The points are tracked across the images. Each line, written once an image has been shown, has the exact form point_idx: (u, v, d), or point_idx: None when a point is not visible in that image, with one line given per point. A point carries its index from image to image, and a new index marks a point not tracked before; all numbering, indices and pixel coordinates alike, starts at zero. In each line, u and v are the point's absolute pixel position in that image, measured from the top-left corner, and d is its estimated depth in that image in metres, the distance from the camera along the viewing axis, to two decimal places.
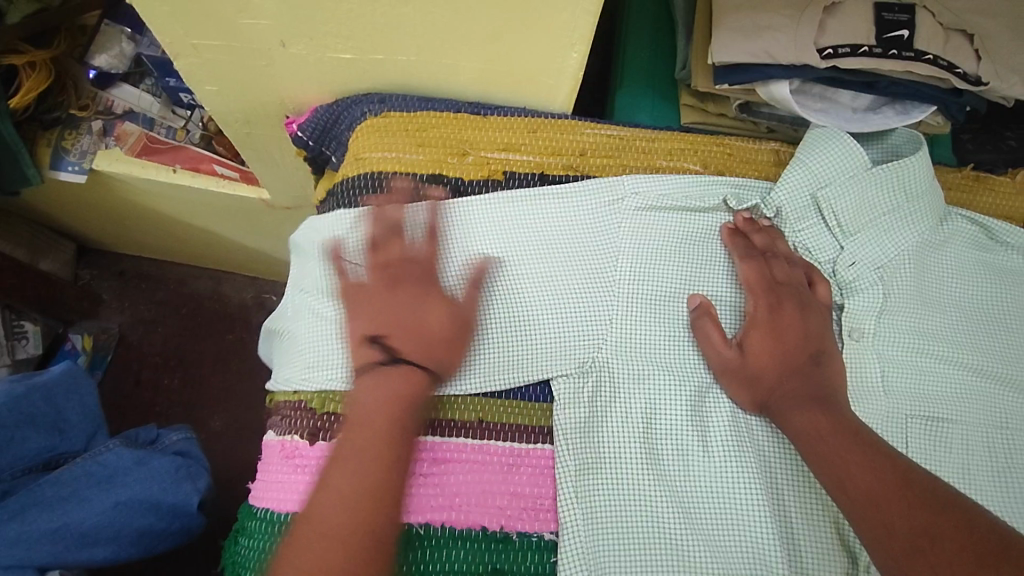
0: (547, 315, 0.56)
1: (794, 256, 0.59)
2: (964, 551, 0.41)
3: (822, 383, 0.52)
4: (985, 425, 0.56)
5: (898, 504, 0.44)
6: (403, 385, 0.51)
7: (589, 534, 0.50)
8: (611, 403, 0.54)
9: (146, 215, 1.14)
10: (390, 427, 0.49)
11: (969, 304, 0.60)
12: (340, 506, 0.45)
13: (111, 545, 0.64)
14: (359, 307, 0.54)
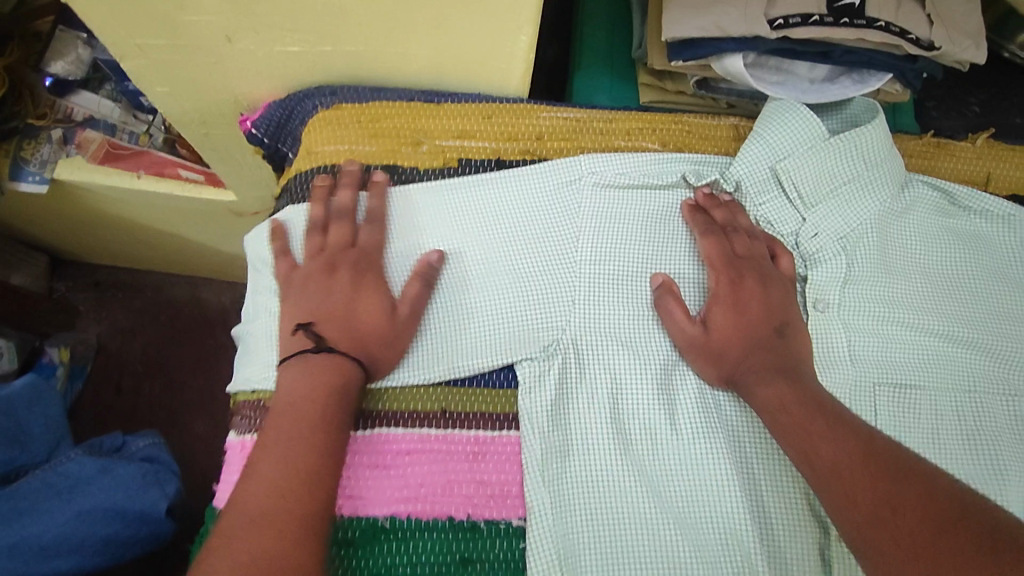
0: (512, 298, 0.56)
1: (755, 230, 0.58)
2: (931, 518, 0.41)
3: (788, 356, 0.52)
4: (954, 389, 0.55)
5: (865, 475, 0.44)
6: (327, 378, 0.50)
7: (558, 519, 0.50)
8: (577, 385, 0.54)
9: (115, 223, 1.12)
10: (317, 410, 0.48)
11: (937, 272, 0.59)
12: (269, 484, 0.45)
13: (74, 556, 0.62)
14: (300, 294, 0.54)
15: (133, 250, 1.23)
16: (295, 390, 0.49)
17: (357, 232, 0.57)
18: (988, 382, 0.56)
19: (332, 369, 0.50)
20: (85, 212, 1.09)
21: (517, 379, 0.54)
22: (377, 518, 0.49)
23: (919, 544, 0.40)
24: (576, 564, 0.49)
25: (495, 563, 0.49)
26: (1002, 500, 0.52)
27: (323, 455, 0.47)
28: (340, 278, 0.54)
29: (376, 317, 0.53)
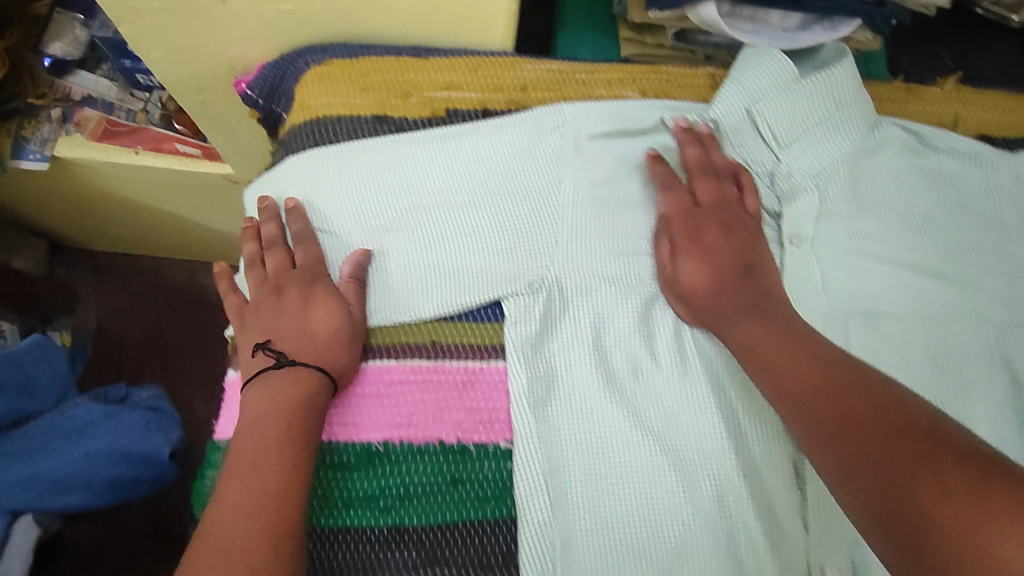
0: (497, 238, 0.58)
1: (721, 167, 0.60)
2: (886, 421, 0.42)
3: (761, 291, 0.55)
4: (923, 319, 0.58)
5: (827, 398, 0.46)
6: (279, 390, 0.51)
7: (544, 443, 0.52)
8: (562, 317, 0.56)
9: (116, 204, 1.15)
10: (277, 426, 0.49)
11: (909, 209, 0.61)
12: (239, 493, 0.46)
13: (83, 492, 0.66)
14: (256, 322, 0.56)
15: (131, 232, 1.25)
16: (259, 406, 0.50)
17: (300, 250, 0.58)
18: (954, 314, 0.58)
19: (294, 381, 0.51)
20: (84, 192, 1.11)
21: (502, 312, 0.56)
22: (370, 442, 0.52)
23: (876, 447, 0.42)
24: (560, 484, 0.51)
25: (483, 483, 0.52)
26: (965, 422, 0.55)
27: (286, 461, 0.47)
28: (287, 294, 0.56)
29: (322, 328, 0.54)
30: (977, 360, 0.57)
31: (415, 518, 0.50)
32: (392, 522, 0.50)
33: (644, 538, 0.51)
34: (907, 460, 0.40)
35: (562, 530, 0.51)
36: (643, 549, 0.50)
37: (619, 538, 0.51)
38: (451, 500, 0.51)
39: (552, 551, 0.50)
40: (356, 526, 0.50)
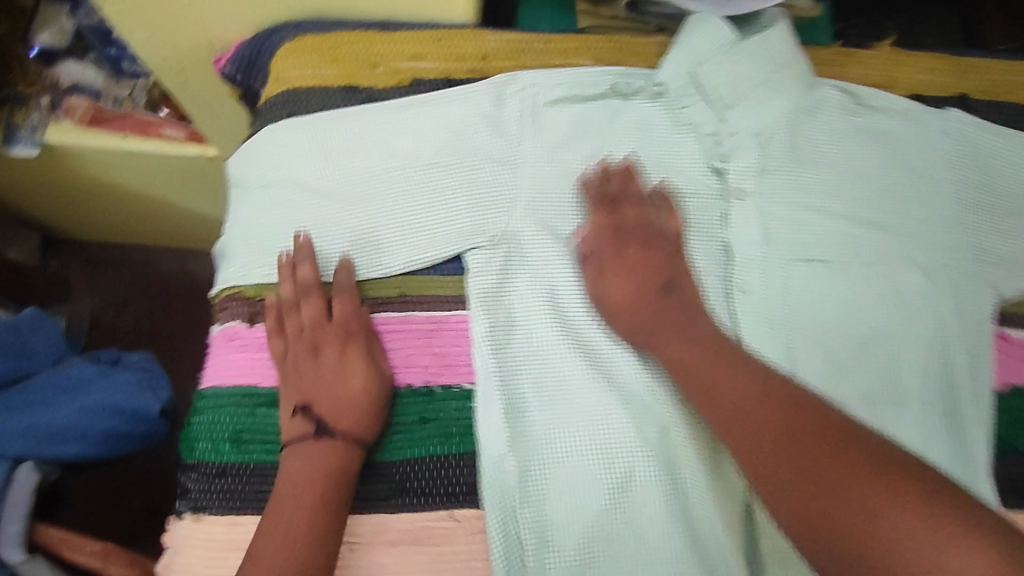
0: (459, 197, 0.61)
1: (643, 194, 0.62)
2: (825, 439, 0.47)
3: (684, 305, 0.58)
4: (858, 264, 0.62)
5: (765, 409, 0.50)
6: (319, 460, 0.53)
7: (503, 380, 0.56)
8: (520, 268, 0.60)
9: (106, 192, 1.17)
10: (310, 496, 0.51)
11: (846, 163, 0.65)
12: (277, 541, 0.49)
13: (79, 444, 0.69)
14: (291, 378, 0.56)
15: (121, 219, 1.28)
16: (298, 463, 0.53)
17: (334, 305, 0.58)
18: (890, 262, 0.62)
19: (334, 449, 0.53)
20: (73, 181, 1.13)
21: (466, 266, 0.60)
22: None
23: (817, 470, 0.46)
24: (518, 423, 0.56)
25: (449, 421, 0.56)
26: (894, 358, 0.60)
27: (322, 517, 0.51)
28: (326, 358, 0.56)
29: (359, 397, 0.55)
30: (911, 305, 0.61)
31: (385, 453, 0.55)
32: (365, 457, 0.55)
33: (596, 470, 0.55)
34: (846, 489, 0.44)
35: (521, 464, 0.54)
36: (596, 480, 0.55)
37: (572, 471, 0.55)
38: (420, 436, 0.56)
39: (512, 483, 0.54)
40: None
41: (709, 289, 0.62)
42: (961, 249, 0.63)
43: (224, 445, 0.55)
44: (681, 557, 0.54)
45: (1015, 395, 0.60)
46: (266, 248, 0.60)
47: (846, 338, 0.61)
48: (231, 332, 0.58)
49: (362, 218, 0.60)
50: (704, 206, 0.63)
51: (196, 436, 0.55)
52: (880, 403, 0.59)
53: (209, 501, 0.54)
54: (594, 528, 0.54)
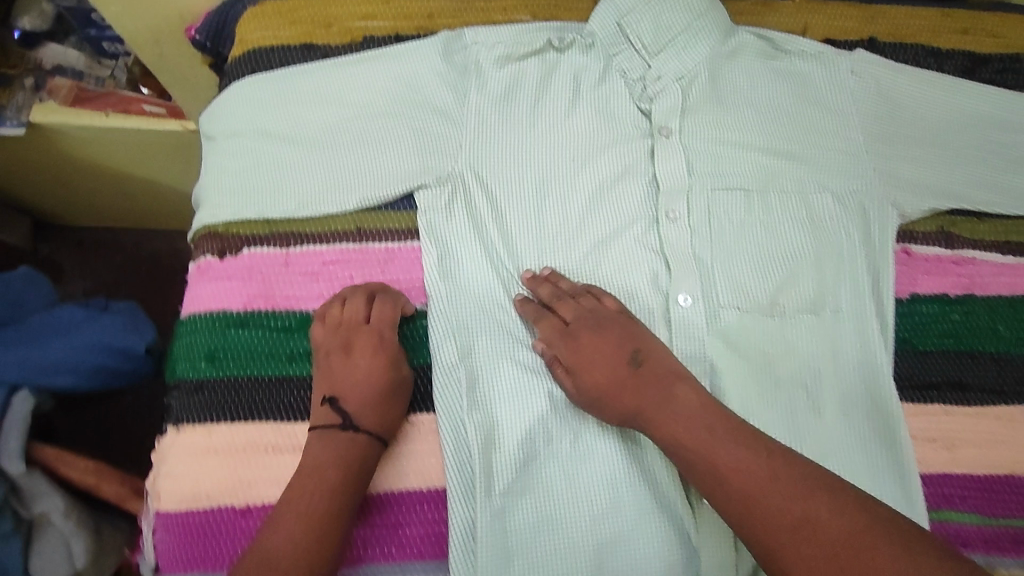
0: (408, 143, 0.66)
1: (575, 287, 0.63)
2: (843, 525, 0.47)
3: (659, 377, 0.57)
4: (780, 192, 0.68)
5: (773, 493, 0.49)
6: (355, 442, 0.55)
7: (451, 305, 0.62)
8: (468, 205, 0.65)
9: (87, 174, 1.20)
10: (344, 469, 0.54)
11: (764, 104, 0.71)
12: (301, 510, 0.51)
13: (70, 376, 0.69)
14: (324, 369, 0.58)
15: (100, 202, 1.31)
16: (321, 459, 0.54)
17: (369, 310, 0.60)
18: (804, 188, 0.68)
19: (357, 443, 0.55)
20: (55, 164, 1.16)
21: (416, 203, 0.66)
22: (306, 311, 0.62)
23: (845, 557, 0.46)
24: (468, 336, 0.62)
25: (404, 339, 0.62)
26: (813, 277, 0.66)
27: (341, 500, 0.53)
28: (359, 357, 0.58)
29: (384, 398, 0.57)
30: (822, 227, 0.67)
31: None
32: None
33: (539, 375, 0.61)
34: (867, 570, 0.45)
35: (471, 370, 0.61)
36: (539, 382, 0.61)
37: (518, 377, 0.60)
38: None
39: (462, 388, 0.60)
40: (297, 374, 0.60)
41: (638, 213, 0.67)
42: (868, 175, 0.69)
43: (200, 362, 0.60)
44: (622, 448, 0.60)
45: (915, 302, 0.67)
46: (234, 191, 0.66)
47: (764, 260, 0.66)
48: (204, 266, 0.63)
49: (317, 164, 0.66)
50: (633, 143, 0.69)
51: (180, 357, 0.61)
52: (794, 313, 0.64)
53: (187, 412, 0.59)
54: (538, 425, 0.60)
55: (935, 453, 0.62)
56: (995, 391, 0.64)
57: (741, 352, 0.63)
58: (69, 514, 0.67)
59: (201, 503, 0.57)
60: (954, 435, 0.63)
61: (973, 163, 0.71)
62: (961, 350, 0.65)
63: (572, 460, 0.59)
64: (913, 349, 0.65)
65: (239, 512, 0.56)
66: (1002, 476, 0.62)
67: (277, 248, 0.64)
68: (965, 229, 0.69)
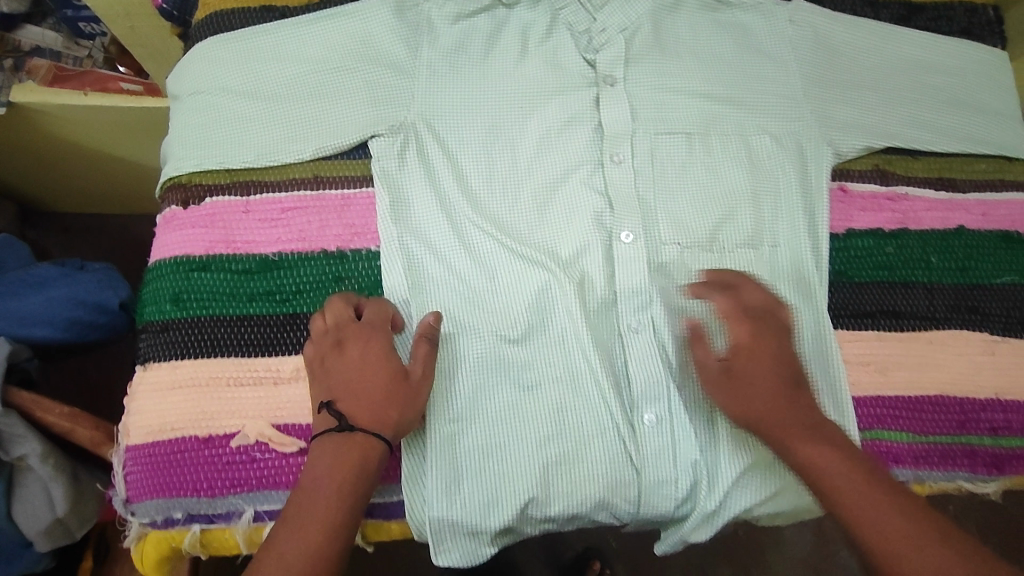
0: (364, 96, 0.69)
1: (755, 287, 0.64)
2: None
3: (809, 405, 0.59)
4: (723, 136, 0.71)
5: (927, 541, 0.50)
6: (354, 452, 0.54)
7: (400, 240, 0.65)
8: (421, 150, 0.68)
9: (67, 154, 1.23)
10: (338, 487, 0.52)
11: (705, 54, 0.74)
12: (296, 532, 0.51)
13: (47, 327, 0.71)
14: (320, 374, 0.58)
15: (81, 183, 1.33)
16: (317, 469, 0.53)
17: (364, 307, 0.62)
18: (744, 132, 0.71)
19: (352, 447, 0.54)
20: (35, 145, 1.19)
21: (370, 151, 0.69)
22: (265, 254, 0.65)
23: None
24: (420, 276, 0.65)
25: (361, 278, 0.65)
26: (755, 215, 0.69)
27: (337, 517, 0.52)
28: (350, 353, 0.58)
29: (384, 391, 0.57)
30: (761, 168, 0.70)
31: (307, 307, 0.64)
32: (288, 311, 0.63)
33: (484, 311, 0.64)
34: None
35: (423, 306, 0.64)
36: (485, 317, 0.64)
37: (466, 314, 0.64)
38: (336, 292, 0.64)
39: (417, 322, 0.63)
40: (259, 314, 0.63)
41: (585, 158, 0.70)
42: (805, 117, 0.72)
43: (166, 305, 0.63)
44: (573, 373, 0.63)
45: (851, 237, 0.70)
46: (196, 144, 0.68)
47: (705, 199, 0.69)
48: (170, 216, 0.67)
49: (275, 116, 0.69)
50: (580, 92, 0.71)
51: (149, 302, 0.64)
52: (732, 248, 0.68)
53: (154, 351, 0.62)
54: (484, 356, 0.63)
55: (869, 376, 0.65)
56: (927, 317, 0.68)
57: (679, 283, 0.67)
58: (45, 459, 0.69)
59: (167, 434, 0.60)
60: (886, 358, 0.66)
61: (905, 104, 0.74)
62: (895, 280, 0.69)
63: (519, 387, 0.63)
64: (848, 280, 0.69)
65: (202, 441, 0.59)
66: (931, 397, 0.65)
67: (237, 197, 0.67)
68: (900, 166, 0.72)
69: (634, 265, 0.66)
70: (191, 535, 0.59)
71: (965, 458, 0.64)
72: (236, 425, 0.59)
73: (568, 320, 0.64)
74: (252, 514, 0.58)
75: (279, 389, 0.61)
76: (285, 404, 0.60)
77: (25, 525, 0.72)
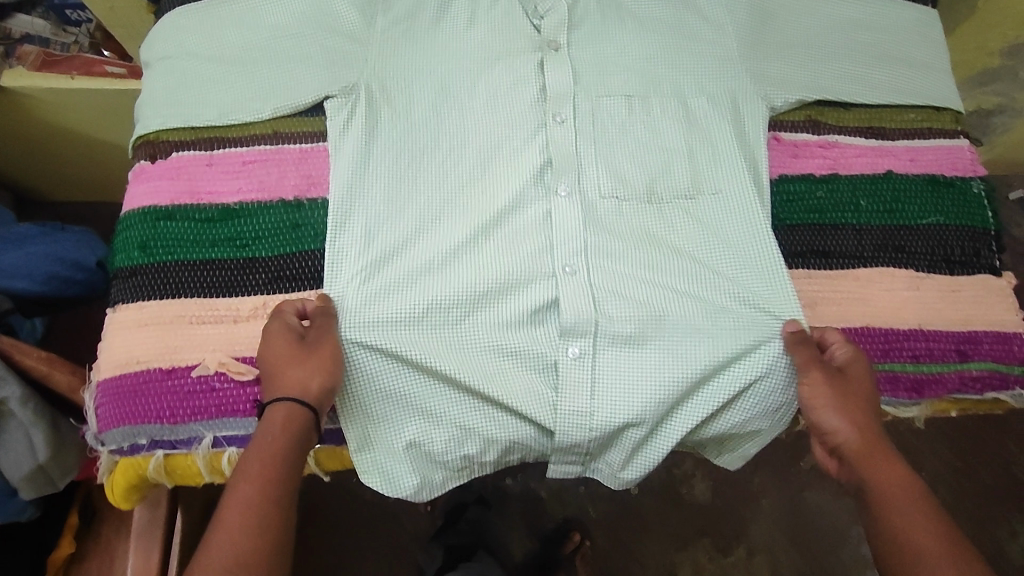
0: (319, 60, 0.72)
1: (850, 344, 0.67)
2: None
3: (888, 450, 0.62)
4: (663, 96, 0.74)
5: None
6: (277, 420, 0.58)
7: (346, 189, 0.69)
8: (370, 106, 0.71)
9: (55, 139, 1.27)
10: (271, 452, 0.57)
11: (647, 15, 0.77)
12: (238, 494, 0.54)
13: (26, 280, 0.76)
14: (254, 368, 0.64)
15: (70, 167, 1.37)
16: (256, 438, 0.58)
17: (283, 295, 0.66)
18: (682, 90, 0.75)
19: (276, 416, 0.58)
20: (24, 131, 1.23)
21: (325, 110, 0.72)
22: (227, 204, 0.69)
23: None
24: (354, 228, 0.68)
25: (317, 224, 0.69)
26: (692, 168, 0.72)
27: (273, 480, 0.56)
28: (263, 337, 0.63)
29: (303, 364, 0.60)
30: (697, 123, 0.74)
31: (265, 252, 0.68)
32: (248, 255, 0.68)
33: (411, 259, 0.68)
34: None
35: (355, 255, 0.68)
36: (414, 273, 0.68)
37: (393, 263, 0.68)
38: (292, 237, 0.69)
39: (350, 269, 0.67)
40: (220, 259, 0.67)
41: (529, 118, 0.73)
42: (741, 75, 0.74)
43: (134, 252, 0.68)
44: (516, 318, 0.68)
45: (784, 181, 0.74)
46: (163, 105, 0.72)
47: (644, 156, 0.73)
48: (139, 172, 0.71)
49: (236, 79, 0.72)
50: (525, 56, 0.74)
51: (119, 250, 0.69)
52: (670, 199, 0.72)
53: (123, 294, 0.66)
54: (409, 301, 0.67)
55: (798, 311, 0.70)
56: (855, 257, 0.71)
57: (615, 234, 0.71)
58: (25, 402, 0.74)
59: (133, 367, 0.64)
60: (816, 295, 0.70)
61: (839, 61, 0.77)
62: (825, 223, 0.72)
63: (445, 333, 0.67)
64: (781, 224, 0.72)
65: (166, 373, 0.63)
66: (856, 328, 0.69)
67: (201, 152, 0.71)
68: (831, 117, 0.76)
69: (570, 215, 0.70)
70: (154, 460, 0.63)
71: (887, 384, 0.67)
72: (197, 358, 0.64)
73: (507, 270, 0.69)
74: (212, 440, 0.63)
75: (238, 326, 0.65)
76: (243, 339, 0.65)
77: (10, 472, 0.75)
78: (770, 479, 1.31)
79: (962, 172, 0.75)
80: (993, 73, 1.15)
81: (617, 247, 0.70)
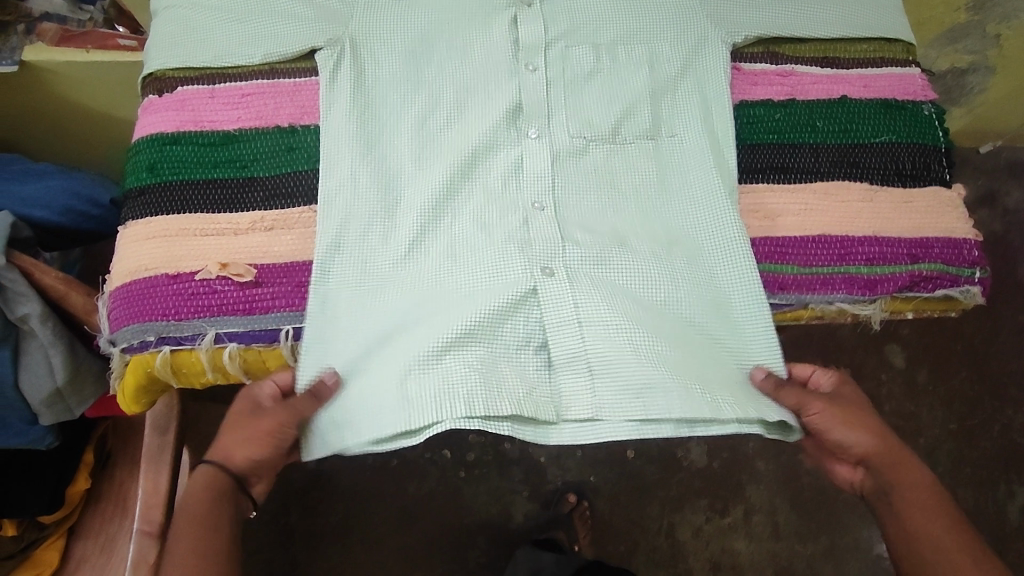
0: (308, 7, 0.78)
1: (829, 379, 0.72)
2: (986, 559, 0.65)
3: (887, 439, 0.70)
4: (631, 42, 0.80)
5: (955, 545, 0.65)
6: (209, 477, 0.67)
7: (349, 132, 0.74)
8: (355, 59, 0.77)
9: (74, 121, 1.29)
10: (209, 493, 0.66)
11: None
12: (193, 532, 0.65)
13: (45, 210, 0.83)
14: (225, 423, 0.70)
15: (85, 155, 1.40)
16: (193, 485, 0.67)
17: (283, 248, 0.72)
18: (650, 37, 0.80)
19: (208, 472, 0.67)
20: (45, 112, 1.25)
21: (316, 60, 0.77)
22: (227, 130, 0.76)
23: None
24: (343, 165, 0.73)
25: (310, 148, 0.76)
26: (654, 106, 0.78)
27: (216, 512, 0.66)
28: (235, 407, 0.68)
29: (258, 441, 0.66)
30: (659, 70, 0.79)
31: (263, 172, 0.74)
32: (247, 175, 0.74)
33: (408, 214, 0.73)
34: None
35: (342, 195, 0.72)
36: (410, 226, 0.72)
37: (392, 216, 0.73)
38: (287, 160, 0.75)
39: (336, 205, 0.72)
40: (221, 178, 0.74)
41: (503, 68, 0.78)
42: (703, 22, 0.80)
43: (143, 174, 0.74)
44: (508, 248, 0.72)
45: (747, 106, 0.79)
46: (165, 46, 0.78)
47: (613, 99, 0.78)
48: (147, 105, 0.77)
49: (232, 22, 0.78)
50: (501, 10, 0.79)
51: (129, 174, 0.75)
52: (634, 140, 0.77)
53: (133, 212, 0.73)
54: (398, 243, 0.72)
55: (759, 222, 0.75)
56: (812, 171, 0.76)
57: (590, 174, 0.76)
58: (44, 321, 0.79)
59: (142, 273, 0.70)
60: (776, 205, 0.75)
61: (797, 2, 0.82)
62: (784, 142, 0.78)
63: (442, 274, 0.71)
64: (741, 143, 0.78)
65: (172, 277, 0.69)
66: (814, 235, 0.74)
67: (203, 85, 0.77)
68: (789, 48, 0.82)
69: (539, 156, 0.75)
70: (160, 356, 0.68)
71: (842, 283, 0.73)
72: (200, 264, 0.70)
73: (484, 215, 0.73)
74: (214, 336, 0.69)
75: (239, 238, 0.71)
76: (242, 249, 0.71)
77: (30, 395, 0.81)
78: (766, 444, 1.31)
79: (913, 96, 0.80)
80: (962, 30, 1.17)
81: (587, 191, 0.75)
